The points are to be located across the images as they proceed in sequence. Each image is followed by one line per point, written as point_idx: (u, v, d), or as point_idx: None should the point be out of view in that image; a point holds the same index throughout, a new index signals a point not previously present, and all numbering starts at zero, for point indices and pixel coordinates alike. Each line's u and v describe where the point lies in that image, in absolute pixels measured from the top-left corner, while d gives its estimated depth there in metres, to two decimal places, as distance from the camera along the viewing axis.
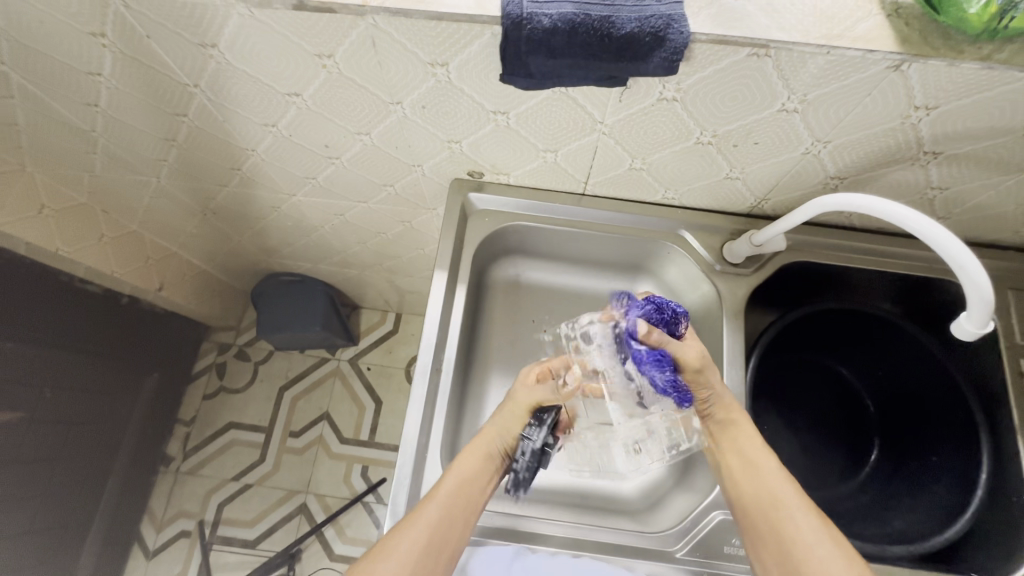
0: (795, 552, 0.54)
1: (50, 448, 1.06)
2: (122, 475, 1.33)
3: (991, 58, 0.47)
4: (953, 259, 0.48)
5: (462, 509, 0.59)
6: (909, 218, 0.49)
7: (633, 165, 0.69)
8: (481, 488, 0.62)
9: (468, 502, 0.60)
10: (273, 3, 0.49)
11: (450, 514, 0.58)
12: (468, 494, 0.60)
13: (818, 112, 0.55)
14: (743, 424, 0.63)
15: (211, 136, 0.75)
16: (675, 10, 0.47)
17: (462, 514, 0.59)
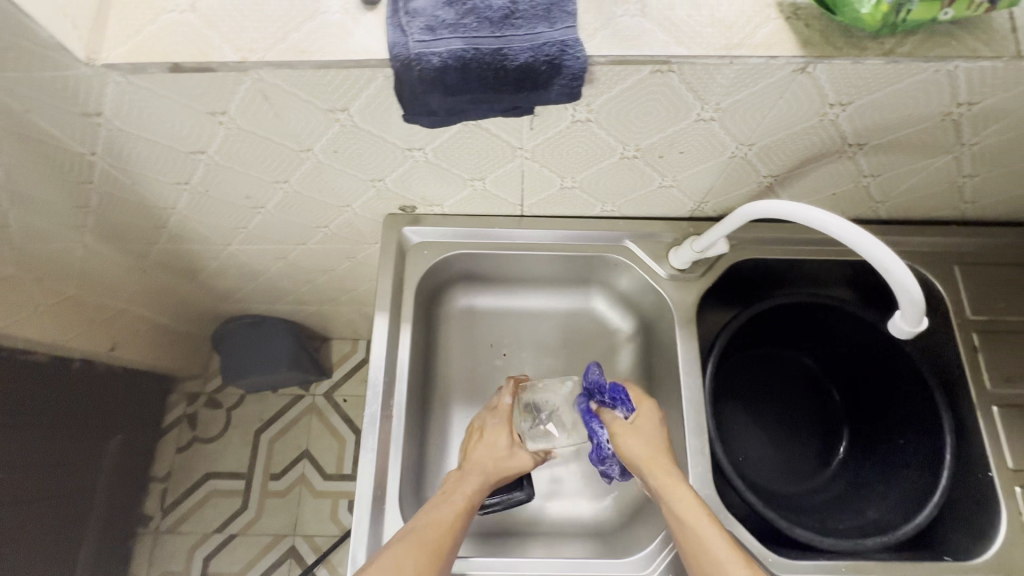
0: None
1: (10, 532, 1.02)
2: (97, 545, 1.28)
3: (894, 52, 0.46)
4: (880, 262, 0.47)
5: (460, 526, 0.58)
6: (830, 223, 0.48)
7: (564, 184, 0.67)
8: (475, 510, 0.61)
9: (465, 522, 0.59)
10: (148, 68, 0.46)
11: (452, 528, 0.57)
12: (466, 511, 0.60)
13: (735, 118, 0.54)
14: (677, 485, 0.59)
15: (125, 198, 0.71)
16: (568, 35, 0.45)
17: (459, 534, 0.58)
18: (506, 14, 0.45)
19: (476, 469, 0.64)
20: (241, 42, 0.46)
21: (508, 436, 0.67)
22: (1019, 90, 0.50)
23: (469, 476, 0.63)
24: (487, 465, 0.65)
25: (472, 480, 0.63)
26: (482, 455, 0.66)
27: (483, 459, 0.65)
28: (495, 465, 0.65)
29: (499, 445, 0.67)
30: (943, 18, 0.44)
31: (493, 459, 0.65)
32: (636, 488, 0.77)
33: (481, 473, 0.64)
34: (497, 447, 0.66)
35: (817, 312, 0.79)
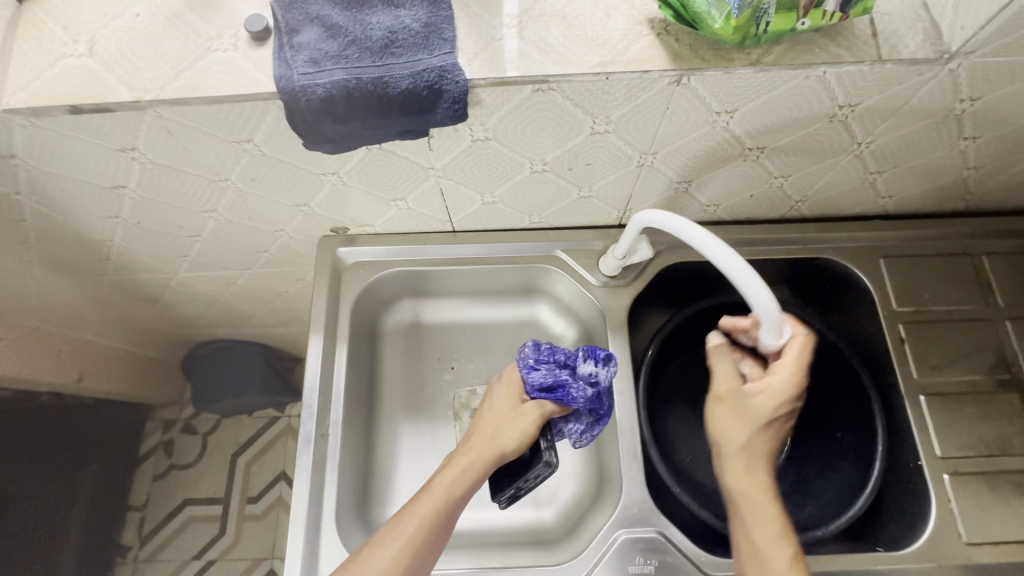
0: None
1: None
2: None
3: (761, 61, 0.48)
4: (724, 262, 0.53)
5: (442, 518, 0.57)
6: (683, 228, 0.55)
7: (485, 199, 0.69)
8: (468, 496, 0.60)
9: (452, 509, 0.59)
10: (48, 111, 0.48)
11: (432, 519, 0.57)
12: (451, 501, 0.58)
13: (628, 130, 0.55)
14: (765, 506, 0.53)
15: (63, 233, 0.73)
16: (446, 61, 0.47)
17: (443, 525, 0.57)
18: (385, 44, 0.47)
19: (476, 453, 0.62)
20: (136, 82, 0.48)
21: (509, 407, 0.66)
22: (894, 91, 0.52)
23: (466, 458, 0.61)
24: (489, 439, 0.63)
25: (470, 464, 0.61)
26: (486, 432, 0.64)
27: (486, 437, 0.63)
28: (498, 440, 0.63)
29: (507, 415, 0.65)
30: (802, 27, 0.46)
31: (496, 434, 0.63)
32: (580, 494, 0.78)
33: (482, 452, 0.62)
34: (501, 420, 0.64)
35: (751, 311, 0.80)
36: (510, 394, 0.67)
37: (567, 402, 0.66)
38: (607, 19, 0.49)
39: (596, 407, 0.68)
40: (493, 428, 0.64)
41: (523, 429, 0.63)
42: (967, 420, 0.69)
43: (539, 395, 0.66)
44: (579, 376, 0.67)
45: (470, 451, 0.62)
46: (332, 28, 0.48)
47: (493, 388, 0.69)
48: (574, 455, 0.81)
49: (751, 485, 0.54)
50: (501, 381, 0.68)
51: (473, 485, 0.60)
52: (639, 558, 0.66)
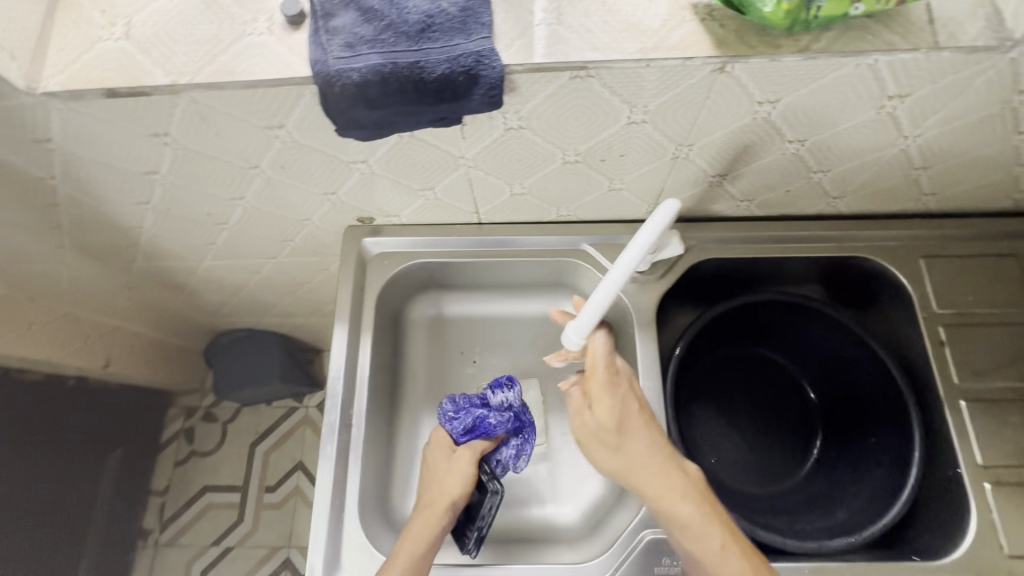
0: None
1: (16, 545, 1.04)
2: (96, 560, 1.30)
3: (809, 48, 0.46)
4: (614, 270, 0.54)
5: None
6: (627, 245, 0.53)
7: (513, 190, 0.68)
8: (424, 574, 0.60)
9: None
10: (86, 94, 0.48)
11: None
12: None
13: (666, 119, 0.54)
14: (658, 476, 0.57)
15: (94, 218, 0.73)
16: (483, 46, 0.46)
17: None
18: (422, 28, 0.46)
19: (427, 521, 0.64)
20: (171, 66, 0.48)
21: (442, 460, 0.69)
22: (948, 81, 0.49)
23: (419, 526, 0.63)
24: (436, 498, 0.66)
25: (423, 536, 0.62)
26: (432, 498, 0.66)
27: (433, 503, 0.65)
28: (443, 492, 0.66)
29: (446, 472, 0.68)
30: (856, 13, 0.44)
31: (440, 488, 0.67)
32: (603, 492, 0.77)
33: (434, 516, 0.64)
34: (439, 476, 0.68)
35: (783, 310, 0.78)
36: (444, 453, 0.70)
37: (490, 433, 0.70)
38: (649, 4, 0.48)
39: (521, 426, 0.72)
40: (436, 491, 0.67)
41: (459, 475, 0.67)
42: (1012, 428, 0.67)
43: (464, 439, 0.70)
44: (494, 408, 0.71)
45: (423, 521, 0.64)
46: (368, 11, 0.47)
47: (430, 450, 0.71)
48: None
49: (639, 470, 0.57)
50: (433, 445, 0.71)
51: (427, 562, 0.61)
52: (666, 559, 0.65)
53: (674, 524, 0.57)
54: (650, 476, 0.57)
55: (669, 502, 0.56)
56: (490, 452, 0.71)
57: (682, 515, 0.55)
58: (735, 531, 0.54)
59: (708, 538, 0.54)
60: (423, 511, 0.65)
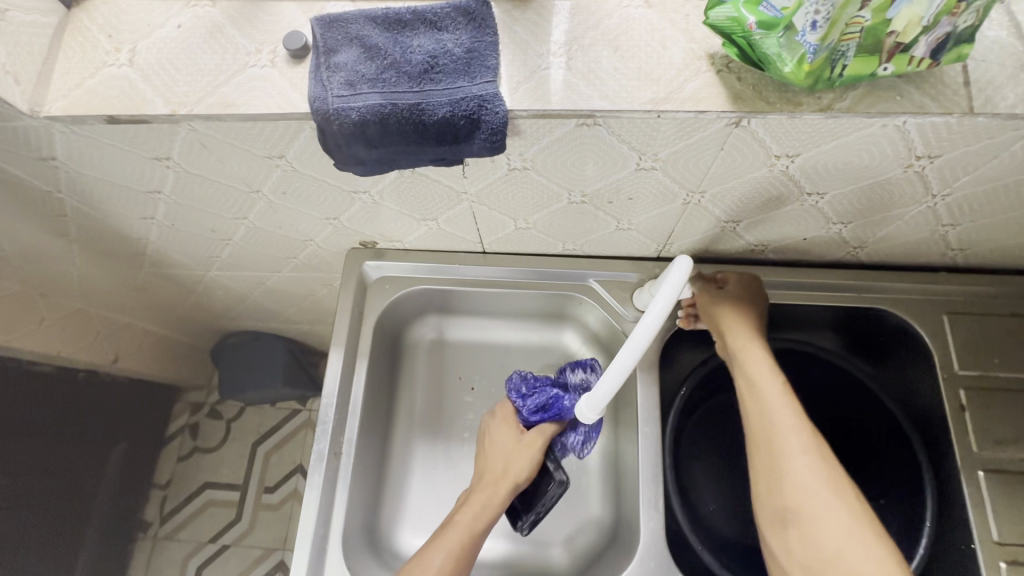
0: (782, 460, 0.53)
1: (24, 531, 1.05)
2: (99, 550, 1.29)
3: (833, 107, 0.43)
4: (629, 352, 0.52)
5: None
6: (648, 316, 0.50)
7: (518, 225, 0.66)
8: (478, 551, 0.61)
9: (465, 561, 0.60)
10: (87, 120, 0.48)
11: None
12: (464, 558, 0.59)
13: (677, 167, 0.51)
14: (756, 357, 0.61)
15: (102, 228, 0.74)
16: (487, 90, 0.44)
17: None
18: (425, 68, 0.45)
19: (486, 499, 0.64)
20: (172, 95, 0.47)
21: (510, 437, 0.69)
22: (982, 145, 0.46)
23: (481, 498, 0.64)
24: (503, 472, 0.66)
25: (480, 513, 0.63)
26: (493, 473, 0.66)
27: (494, 480, 0.66)
28: (510, 471, 0.67)
29: (512, 449, 0.68)
30: (884, 72, 0.42)
31: (507, 465, 0.67)
32: (594, 537, 0.75)
33: (495, 492, 0.65)
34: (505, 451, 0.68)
35: (794, 359, 0.75)
36: (510, 430, 0.70)
37: (563, 414, 0.70)
38: (663, 52, 0.46)
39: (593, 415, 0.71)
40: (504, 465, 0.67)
41: (525, 461, 0.67)
42: None
43: (535, 419, 0.69)
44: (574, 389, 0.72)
45: (481, 498, 0.64)
46: (371, 49, 0.46)
47: (494, 419, 0.72)
48: (591, 495, 0.78)
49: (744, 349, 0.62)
50: (497, 417, 0.72)
51: (479, 544, 0.62)
52: None
53: (755, 412, 0.58)
54: (754, 360, 0.61)
55: (765, 391, 0.58)
56: (557, 435, 0.71)
57: (771, 411, 0.57)
58: (819, 440, 0.54)
59: (792, 437, 0.54)
60: (483, 486, 0.66)
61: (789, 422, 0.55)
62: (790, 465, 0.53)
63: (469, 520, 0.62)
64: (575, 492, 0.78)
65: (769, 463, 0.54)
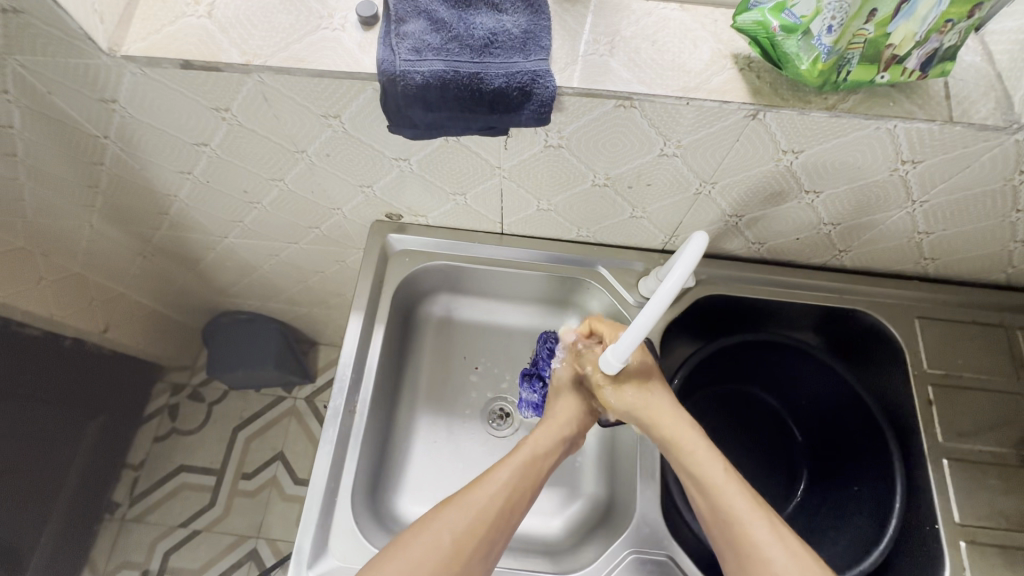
0: (742, 540, 0.54)
1: None
2: (63, 539, 1.17)
3: (837, 107, 0.50)
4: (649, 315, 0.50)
5: (514, 500, 0.58)
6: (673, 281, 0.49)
7: (541, 206, 0.71)
8: (537, 483, 0.62)
9: (505, 517, 0.57)
10: (162, 62, 0.52)
11: (504, 502, 0.58)
12: (524, 484, 0.60)
13: (695, 155, 0.58)
14: (695, 439, 0.61)
15: (133, 182, 0.76)
16: (540, 67, 0.50)
17: (512, 510, 0.58)
18: (485, 43, 0.50)
19: (542, 440, 0.64)
20: (247, 47, 0.52)
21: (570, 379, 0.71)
22: (957, 153, 0.54)
23: (545, 433, 0.65)
24: (562, 411, 0.68)
25: (544, 445, 0.64)
26: (558, 415, 0.68)
27: (558, 420, 0.67)
28: (569, 410, 0.69)
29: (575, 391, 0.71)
30: (880, 81, 0.49)
31: (566, 404, 0.69)
32: (590, 512, 0.78)
33: (555, 432, 0.66)
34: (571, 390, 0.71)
35: (781, 353, 0.81)
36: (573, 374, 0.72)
37: None
38: (694, 49, 0.52)
39: None
40: (571, 408, 0.69)
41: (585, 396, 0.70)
42: (990, 490, 0.69)
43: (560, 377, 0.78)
44: None
45: (544, 433, 0.66)
46: (438, 22, 0.51)
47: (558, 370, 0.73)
48: (588, 474, 0.81)
49: (666, 423, 0.63)
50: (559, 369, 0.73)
51: (538, 478, 0.62)
52: None
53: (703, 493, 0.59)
54: (694, 439, 0.61)
55: (719, 484, 0.58)
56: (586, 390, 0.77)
57: (736, 508, 0.56)
58: (781, 522, 0.56)
59: (752, 517, 0.55)
60: (546, 425, 0.67)
61: (739, 501, 0.56)
62: (752, 547, 0.54)
63: (534, 450, 0.63)
64: (573, 470, 0.81)
65: (734, 541, 0.55)
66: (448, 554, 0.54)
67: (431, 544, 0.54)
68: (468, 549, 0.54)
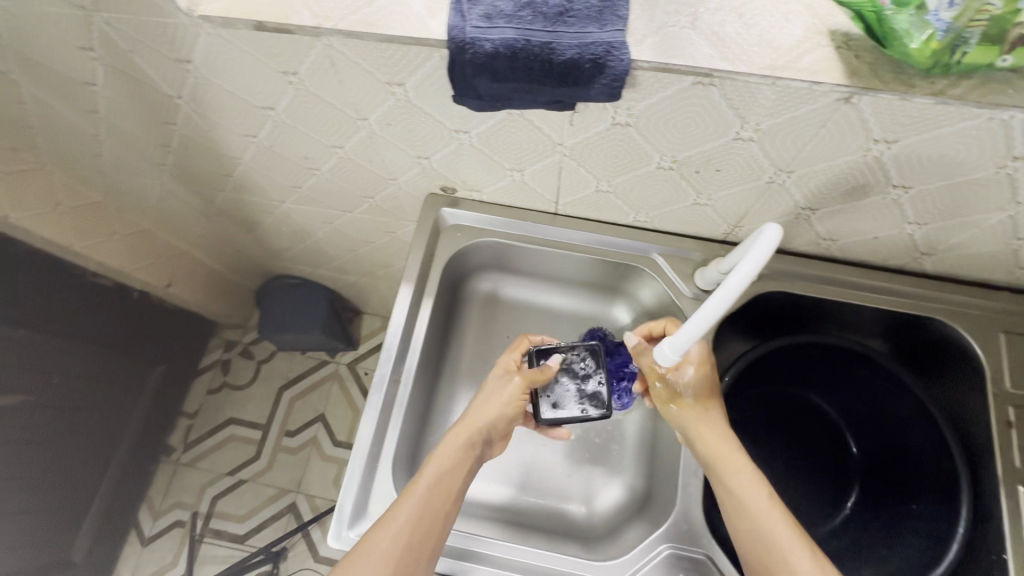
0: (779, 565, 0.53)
1: None
2: (124, 475, 1.26)
3: (945, 93, 0.45)
4: (714, 307, 0.48)
5: (422, 534, 0.55)
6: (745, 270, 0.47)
7: (600, 187, 0.69)
8: (450, 506, 0.59)
9: (418, 553, 0.54)
10: (236, 24, 0.52)
11: (434, 506, 0.57)
12: (430, 515, 0.57)
13: (775, 141, 0.54)
14: (737, 455, 0.60)
15: (200, 144, 0.78)
16: (616, 38, 0.47)
17: (423, 541, 0.55)
18: (560, 12, 0.48)
19: (444, 461, 0.61)
20: (319, 10, 0.51)
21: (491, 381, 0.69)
22: None
23: (448, 452, 0.62)
24: (468, 424, 0.65)
25: (446, 467, 0.60)
26: (462, 427, 0.64)
27: (462, 432, 0.64)
28: (476, 421, 0.65)
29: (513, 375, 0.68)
30: (1002, 64, 0.43)
31: (476, 415, 0.65)
32: (627, 503, 0.77)
33: (461, 448, 0.62)
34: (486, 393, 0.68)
35: (843, 358, 0.76)
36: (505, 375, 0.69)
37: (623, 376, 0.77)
38: (786, 23, 0.48)
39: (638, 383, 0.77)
40: (484, 413, 0.66)
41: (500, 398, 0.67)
42: None
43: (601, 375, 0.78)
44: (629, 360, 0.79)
45: (446, 453, 0.62)
46: None
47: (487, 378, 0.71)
48: (626, 465, 0.80)
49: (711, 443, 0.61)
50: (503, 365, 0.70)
51: (450, 499, 0.59)
52: None
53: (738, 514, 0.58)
54: (733, 457, 0.60)
55: (757, 506, 0.57)
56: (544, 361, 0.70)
57: (774, 534, 0.55)
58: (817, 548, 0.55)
59: (791, 539, 0.54)
60: (450, 439, 0.63)
61: (783, 529, 0.55)
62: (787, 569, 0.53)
63: (438, 474, 0.59)
64: (613, 459, 0.80)
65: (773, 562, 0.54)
66: None
67: None
68: None
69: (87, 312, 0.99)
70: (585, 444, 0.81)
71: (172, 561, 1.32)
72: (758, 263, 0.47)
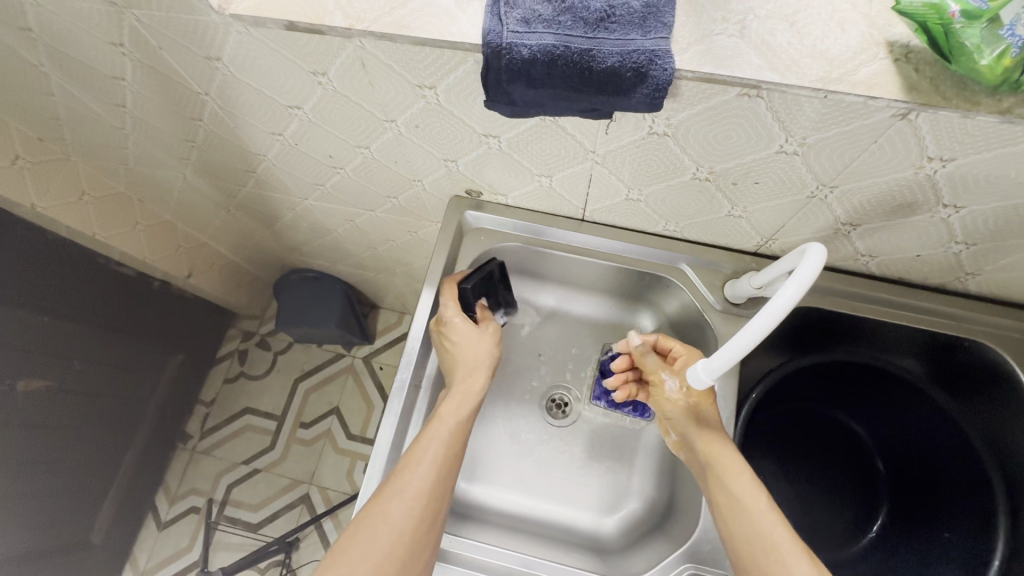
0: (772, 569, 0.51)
1: None
2: (142, 461, 1.28)
3: (1012, 111, 0.42)
4: (759, 327, 0.46)
5: (444, 472, 0.59)
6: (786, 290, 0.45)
7: (630, 195, 0.67)
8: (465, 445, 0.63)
9: (442, 490, 0.58)
10: (267, 23, 0.51)
11: (442, 472, 0.59)
12: (450, 455, 0.60)
13: (820, 155, 0.51)
14: (730, 453, 0.60)
15: (225, 139, 0.77)
16: (660, 46, 0.45)
17: (445, 480, 0.59)
18: (601, 17, 0.46)
19: (455, 406, 0.63)
20: (351, 11, 0.50)
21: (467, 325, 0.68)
22: None
23: (458, 396, 0.64)
24: (471, 362, 0.67)
25: (459, 411, 0.63)
26: (468, 370, 0.67)
27: (469, 374, 0.66)
28: (475, 362, 0.67)
29: (476, 337, 0.68)
30: None
31: (472, 356, 0.67)
32: (646, 516, 0.75)
33: (470, 390, 0.65)
34: (469, 336, 0.68)
35: (875, 377, 0.73)
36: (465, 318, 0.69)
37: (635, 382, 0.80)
38: (841, 33, 0.46)
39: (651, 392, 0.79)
40: (479, 355, 0.68)
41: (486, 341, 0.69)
42: None
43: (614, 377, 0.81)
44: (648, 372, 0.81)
45: (457, 398, 0.64)
46: None
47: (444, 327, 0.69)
48: (646, 477, 0.78)
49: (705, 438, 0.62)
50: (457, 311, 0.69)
51: (463, 440, 0.62)
52: None
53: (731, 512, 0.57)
54: (728, 454, 0.60)
55: (751, 507, 0.56)
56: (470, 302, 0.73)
57: (771, 534, 0.53)
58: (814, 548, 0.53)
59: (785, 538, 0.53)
60: (460, 382, 0.66)
61: (778, 532, 0.53)
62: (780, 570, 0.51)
63: (455, 418, 0.62)
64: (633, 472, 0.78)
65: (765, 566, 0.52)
66: (391, 544, 0.54)
67: (373, 534, 0.54)
68: (412, 534, 0.55)
69: (109, 301, 1.00)
70: (604, 455, 0.79)
71: (187, 545, 1.34)
72: (799, 289, 0.45)
